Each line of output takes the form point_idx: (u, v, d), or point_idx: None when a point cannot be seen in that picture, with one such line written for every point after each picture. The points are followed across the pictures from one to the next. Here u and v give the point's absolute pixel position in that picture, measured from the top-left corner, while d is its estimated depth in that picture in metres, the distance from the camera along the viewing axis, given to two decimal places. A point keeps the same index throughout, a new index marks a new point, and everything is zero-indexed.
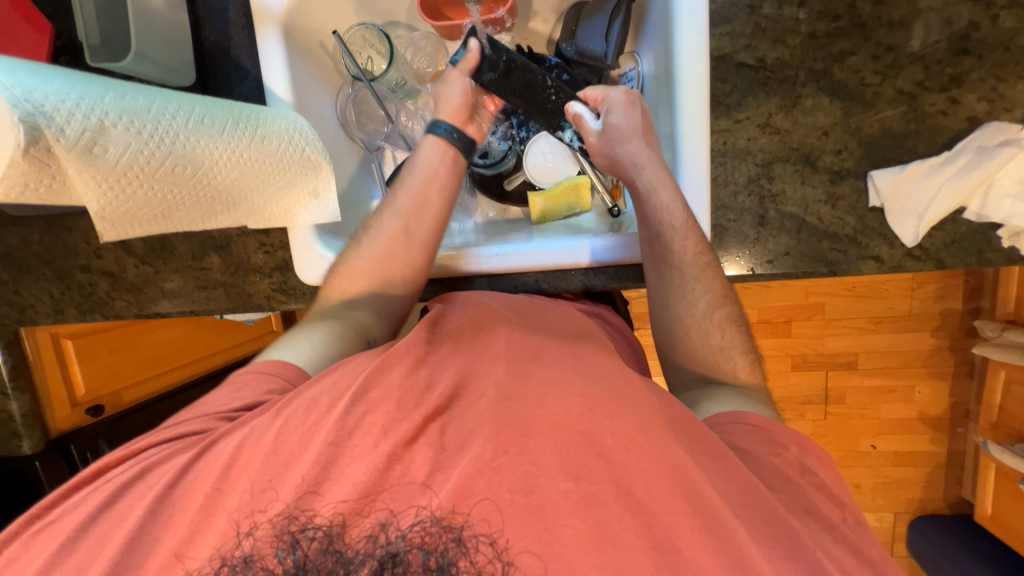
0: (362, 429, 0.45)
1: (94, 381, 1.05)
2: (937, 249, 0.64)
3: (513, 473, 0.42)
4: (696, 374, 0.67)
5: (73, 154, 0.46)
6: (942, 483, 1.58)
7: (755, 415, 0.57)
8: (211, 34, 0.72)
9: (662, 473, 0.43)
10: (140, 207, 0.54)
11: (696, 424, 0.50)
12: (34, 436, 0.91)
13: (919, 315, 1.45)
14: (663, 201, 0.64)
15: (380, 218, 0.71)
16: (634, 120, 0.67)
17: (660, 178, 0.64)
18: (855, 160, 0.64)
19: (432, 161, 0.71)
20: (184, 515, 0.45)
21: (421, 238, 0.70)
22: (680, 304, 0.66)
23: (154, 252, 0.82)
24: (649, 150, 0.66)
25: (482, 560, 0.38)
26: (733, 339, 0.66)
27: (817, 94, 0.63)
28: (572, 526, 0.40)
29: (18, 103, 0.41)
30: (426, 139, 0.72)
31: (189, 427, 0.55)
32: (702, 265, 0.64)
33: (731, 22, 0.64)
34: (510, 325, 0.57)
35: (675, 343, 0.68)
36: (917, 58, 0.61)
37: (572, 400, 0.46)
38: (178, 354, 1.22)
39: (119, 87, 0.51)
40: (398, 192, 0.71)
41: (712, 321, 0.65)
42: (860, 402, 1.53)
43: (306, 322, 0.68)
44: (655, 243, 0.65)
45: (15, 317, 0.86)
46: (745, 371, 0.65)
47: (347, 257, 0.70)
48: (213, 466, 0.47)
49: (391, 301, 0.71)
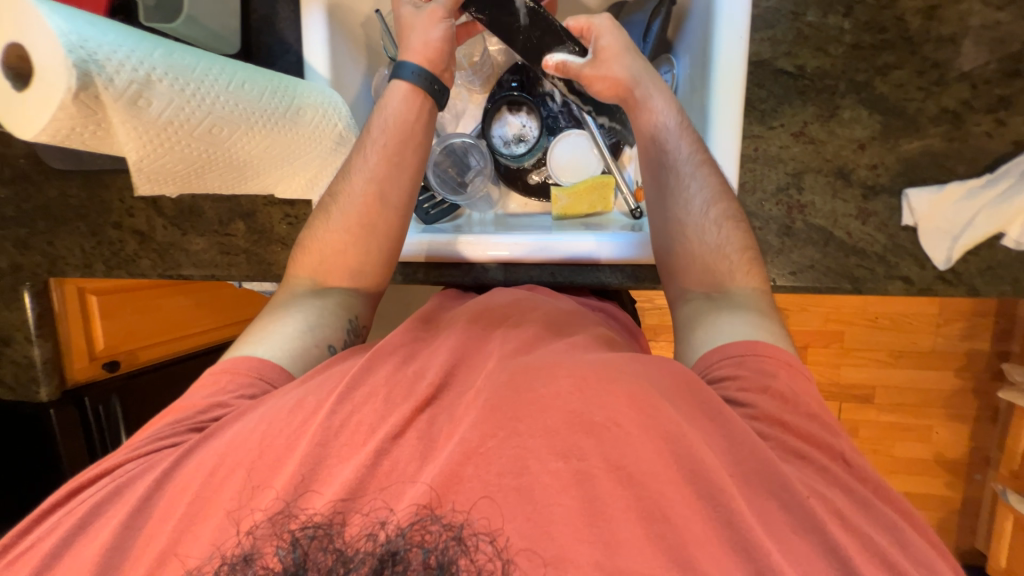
0: (349, 429, 0.45)
1: (113, 338, 1.06)
2: (971, 275, 0.61)
3: (501, 456, 0.41)
4: (701, 288, 0.62)
5: (119, 104, 0.48)
6: (954, 530, 1.51)
7: (735, 345, 0.53)
8: (259, 7, 0.74)
9: (652, 442, 0.43)
10: (176, 163, 0.56)
11: (694, 383, 0.49)
12: (52, 384, 0.96)
13: (943, 352, 1.40)
14: (658, 106, 0.66)
15: (348, 181, 0.68)
16: (622, 40, 0.67)
17: (658, 84, 0.67)
18: (890, 176, 0.62)
19: (402, 112, 0.68)
20: (189, 483, 0.46)
21: (397, 204, 0.69)
22: (675, 205, 0.64)
23: (182, 215, 0.85)
24: (640, 61, 0.67)
25: (482, 558, 0.37)
26: (733, 236, 0.61)
27: (855, 106, 0.62)
28: (561, 502, 0.39)
29: (73, 50, 0.43)
30: (394, 85, 0.69)
31: (165, 437, 0.53)
32: (696, 162, 0.63)
33: (774, 27, 0.63)
34: (508, 326, 0.58)
35: (672, 249, 0.63)
36: (964, 76, 0.60)
37: (562, 380, 0.46)
38: (194, 321, 1.23)
39: (168, 45, 0.53)
40: (367, 150, 0.68)
41: (710, 217, 0.61)
42: (873, 436, 1.48)
43: (282, 308, 0.65)
44: (650, 146, 0.66)
45: (47, 267, 0.90)
46: (741, 270, 0.60)
47: (316, 232, 0.69)
48: (206, 460, 0.47)
49: (371, 279, 0.70)
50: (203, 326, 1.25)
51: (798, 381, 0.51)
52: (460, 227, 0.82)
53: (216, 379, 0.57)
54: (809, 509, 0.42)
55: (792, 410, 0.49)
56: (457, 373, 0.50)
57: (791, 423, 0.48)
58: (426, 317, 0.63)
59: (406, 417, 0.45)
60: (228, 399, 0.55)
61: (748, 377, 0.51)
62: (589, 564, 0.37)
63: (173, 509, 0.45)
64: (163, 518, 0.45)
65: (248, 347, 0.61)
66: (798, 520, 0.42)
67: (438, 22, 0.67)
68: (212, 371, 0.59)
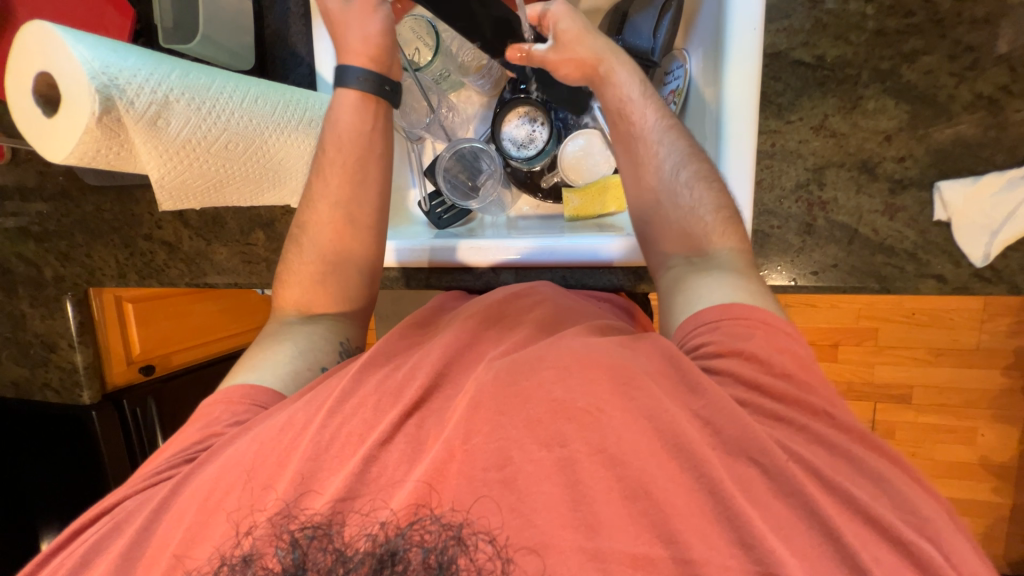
0: (340, 441, 0.46)
1: (148, 341, 1.13)
2: (1012, 272, 0.57)
3: (486, 450, 0.42)
4: (681, 250, 0.59)
5: (140, 125, 0.50)
6: (1004, 539, 1.42)
7: (708, 310, 0.52)
8: (272, 23, 0.76)
9: (637, 421, 0.43)
10: (196, 179, 0.58)
11: (676, 354, 0.49)
12: (93, 388, 1.01)
13: (988, 349, 1.31)
14: (622, 78, 0.64)
15: (313, 205, 0.68)
16: (579, 20, 0.65)
17: (620, 56, 0.65)
18: (920, 169, 0.59)
19: (352, 124, 0.66)
20: (208, 480, 0.48)
21: (367, 222, 0.70)
22: (646, 172, 0.63)
23: (207, 225, 0.88)
24: (603, 40, 0.65)
25: (481, 558, 0.38)
26: (706, 197, 0.59)
27: (880, 96, 0.59)
28: (546, 491, 0.41)
29: (95, 76, 0.45)
30: (339, 94, 0.66)
31: (167, 466, 0.55)
32: (665, 127, 0.63)
33: (789, 17, 0.61)
34: (500, 327, 0.59)
35: (649, 217, 0.62)
36: (1001, 59, 0.56)
37: (544, 371, 0.46)
38: (209, 328, 1.29)
39: (186, 66, 0.55)
40: (325, 173, 0.67)
41: (680, 180, 0.60)
42: (913, 439, 1.40)
43: (275, 338, 0.67)
44: (619, 120, 0.65)
45: (86, 278, 0.95)
46: (718, 231, 0.58)
47: (290, 261, 0.70)
48: (212, 471, 0.49)
49: (356, 300, 0.71)
50: (217, 333, 1.31)
51: (774, 340, 0.49)
52: (473, 231, 0.84)
53: (209, 411, 0.59)
54: (819, 515, 0.41)
55: (767, 371, 0.47)
56: (448, 373, 0.51)
57: (768, 385, 0.46)
58: (425, 320, 0.65)
59: (395, 423, 0.46)
60: (223, 428, 0.57)
61: (719, 340, 0.50)
62: (573, 546, 0.39)
63: (187, 500, 0.48)
64: (173, 525, 0.47)
65: (244, 375, 0.63)
66: (797, 520, 0.41)
67: (373, 13, 0.64)
68: (209, 404, 0.61)
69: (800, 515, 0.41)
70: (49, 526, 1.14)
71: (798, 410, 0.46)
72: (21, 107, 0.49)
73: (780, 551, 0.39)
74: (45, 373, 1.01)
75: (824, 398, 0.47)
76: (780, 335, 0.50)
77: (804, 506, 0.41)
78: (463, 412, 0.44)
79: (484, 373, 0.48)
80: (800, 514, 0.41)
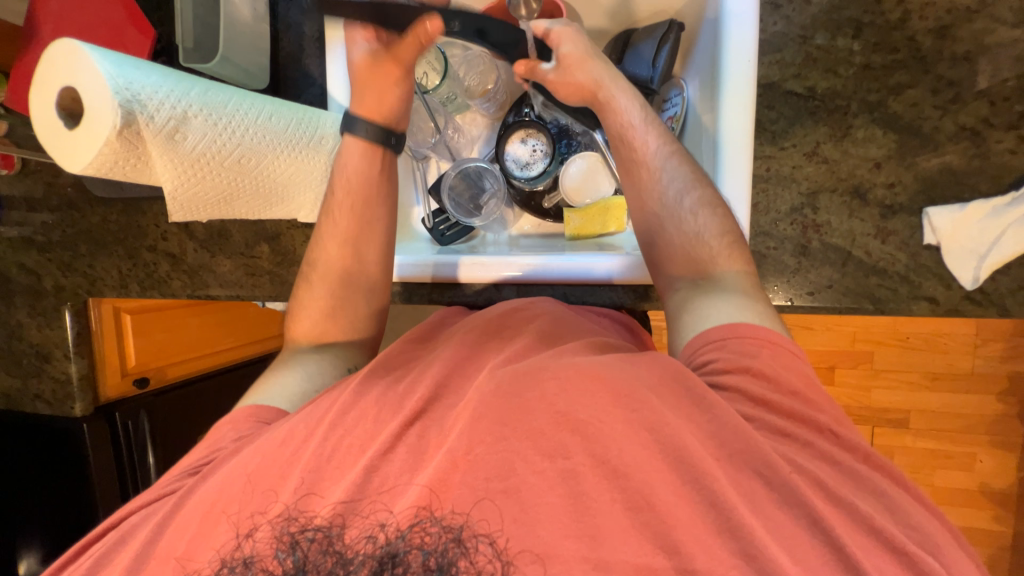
0: (342, 449, 0.47)
1: (144, 355, 1.12)
2: (1002, 295, 0.59)
3: (488, 460, 0.43)
4: (688, 273, 0.61)
5: (158, 139, 0.51)
6: (1007, 569, 1.40)
7: (718, 329, 0.53)
8: (287, 46, 0.79)
9: (638, 435, 0.44)
10: (207, 191, 0.60)
11: (683, 373, 0.48)
12: (86, 399, 1.01)
13: (982, 374, 1.32)
14: (622, 104, 0.67)
15: (324, 244, 0.72)
16: (583, 45, 0.68)
17: (620, 82, 0.68)
18: (909, 195, 0.61)
19: (357, 168, 0.71)
20: (213, 487, 0.48)
21: (373, 259, 0.73)
22: (650, 196, 0.65)
23: (212, 238, 0.89)
24: (605, 66, 0.68)
25: (482, 560, 0.39)
26: (711, 223, 0.61)
27: (869, 126, 0.62)
28: (547, 501, 0.41)
29: (119, 91, 0.47)
30: (345, 143, 0.71)
31: (167, 483, 0.54)
32: (666, 154, 0.65)
33: (782, 51, 0.64)
34: (501, 338, 0.60)
35: (652, 239, 0.65)
36: (982, 94, 0.59)
37: (546, 384, 0.46)
38: (206, 343, 1.27)
39: (205, 83, 0.57)
40: (331, 216, 0.71)
41: (685, 206, 0.62)
42: (912, 464, 1.40)
43: (286, 364, 0.70)
44: (620, 146, 0.67)
45: (87, 288, 0.95)
46: (723, 256, 0.60)
47: (301, 297, 0.74)
48: (212, 483, 0.49)
49: (364, 330, 0.74)
50: (215, 347, 1.30)
51: (781, 358, 0.50)
52: (475, 247, 0.86)
53: (220, 429, 0.60)
54: (811, 530, 0.41)
55: (776, 389, 0.48)
56: (449, 384, 0.52)
57: (777, 403, 0.47)
58: (425, 334, 0.66)
59: (397, 430, 0.47)
60: (229, 444, 0.57)
61: (728, 358, 0.50)
62: (575, 557, 0.40)
63: (190, 509, 0.48)
64: (176, 536, 0.47)
65: (253, 399, 0.64)
66: (798, 536, 0.41)
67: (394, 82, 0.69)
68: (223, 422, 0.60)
69: (798, 530, 0.41)
70: (30, 545, 1.11)
71: (803, 429, 0.47)
72: (41, 117, 0.50)
73: (776, 563, 0.39)
74: (38, 383, 0.99)
75: (821, 410, 0.48)
76: (787, 354, 0.50)
77: (800, 520, 0.42)
78: (466, 422, 0.45)
79: (487, 381, 0.48)
80: (801, 530, 0.41)
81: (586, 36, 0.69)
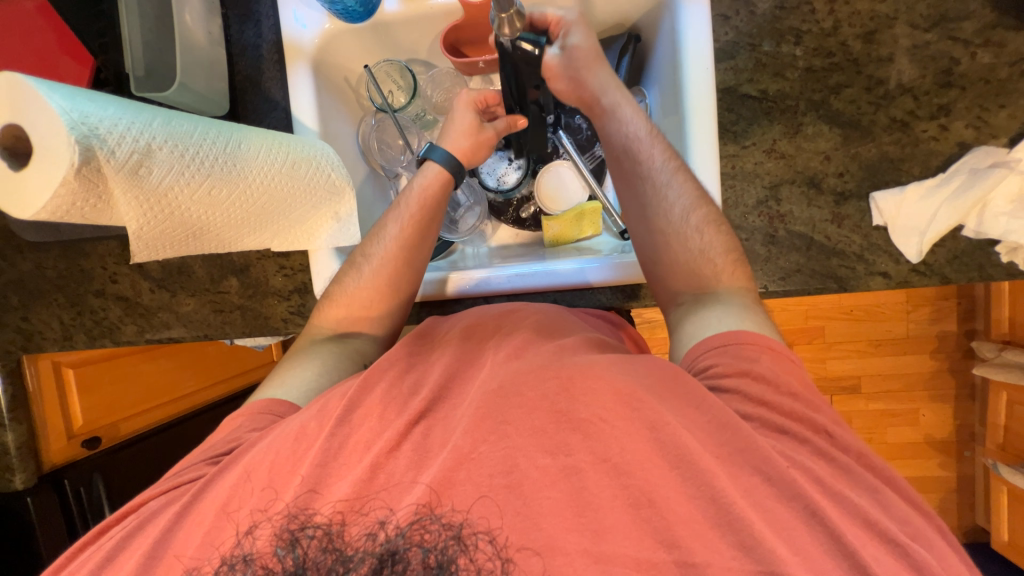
0: (348, 448, 0.47)
1: (92, 413, 1.04)
2: (941, 265, 0.67)
3: (492, 460, 0.44)
4: (686, 287, 0.64)
5: (120, 175, 0.47)
6: (955, 510, 1.55)
7: (718, 335, 0.56)
8: (244, 69, 0.76)
9: (638, 432, 0.46)
10: (174, 227, 0.55)
11: (677, 375, 0.51)
12: (28, 470, 0.90)
13: (917, 336, 1.47)
14: (626, 114, 0.70)
15: (376, 244, 0.71)
16: (592, 43, 0.70)
17: (623, 94, 0.71)
18: (856, 182, 0.68)
19: (429, 186, 0.74)
20: (196, 526, 0.46)
21: (417, 265, 0.71)
22: (656, 213, 0.66)
23: (171, 276, 0.83)
24: (610, 74, 0.71)
25: (482, 557, 0.40)
26: (715, 240, 0.63)
27: (817, 122, 0.68)
28: (551, 497, 0.42)
29: (75, 126, 0.42)
30: (426, 164, 0.75)
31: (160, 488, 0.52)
32: (671, 169, 0.66)
33: (734, 58, 0.69)
34: (499, 337, 0.59)
35: (658, 257, 0.66)
36: (906, 89, 0.67)
37: (549, 382, 0.48)
38: (166, 390, 1.19)
39: (165, 112, 0.53)
40: (390, 222, 0.72)
41: (690, 224, 0.64)
42: (867, 425, 1.53)
43: (303, 353, 0.67)
44: (623, 156, 0.69)
45: (22, 343, 0.85)
46: (726, 272, 0.62)
47: (342, 285, 0.70)
48: (201, 513, 0.46)
49: (385, 328, 0.71)
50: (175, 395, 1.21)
51: (779, 362, 0.53)
52: (456, 263, 0.85)
53: (235, 419, 0.59)
54: (791, 494, 0.44)
55: (774, 390, 0.51)
56: (450, 386, 0.52)
57: (776, 402, 0.50)
58: (423, 333, 0.64)
59: (397, 436, 0.47)
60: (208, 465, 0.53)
61: (728, 363, 0.53)
62: (578, 551, 0.41)
63: (173, 561, 0.44)
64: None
65: (269, 391, 0.63)
66: (790, 501, 0.44)
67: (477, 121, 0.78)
68: (234, 416, 0.60)
69: (786, 490, 0.44)
70: None
71: (801, 427, 0.50)
72: None
73: (756, 524, 0.42)
74: None
75: (818, 409, 0.51)
76: (784, 359, 0.54)
77: (789, 486, 0.44)
78: (466, 428, 0.45)
79: (488, 386, 0.49)
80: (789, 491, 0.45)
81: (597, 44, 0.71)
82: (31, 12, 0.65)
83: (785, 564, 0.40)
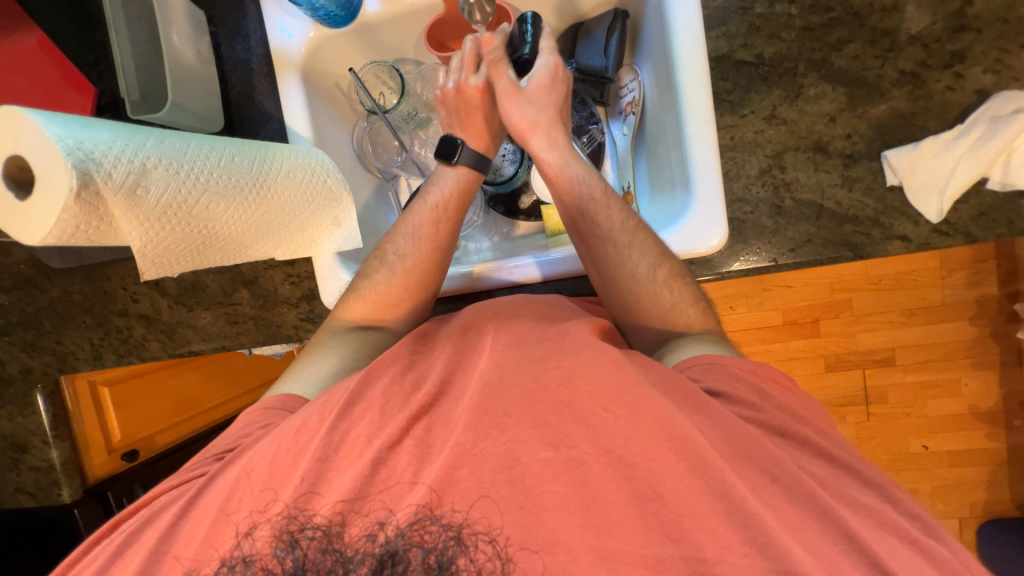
0: (348, 447, 0.47)
1: (128, 427, 1.10)
2: (965, 223, 0.62)
3: (492, 457, 0.43)
4: (658, 335, 0.64)
5: (119, 196, 0.48)
6: (1007, 484, 1.46)
7: (706, 353, 0.56)
8: (237, 85, 0.77)
9: (641, 421, 0.44)
10: (176, 244, 0.57)
11: (678, 380, 0.50)
12: (73, 484, 0.93)
13: (952, 303, 1.39)
14: (577, 175, 0.69)
15: (404, 243, 0.71)
16: (551, 92, 0.72)
17: (574, 154, 0.71)
18: (866, 143, 0.64)
19: (460, 187, 0.74)
20: (202, 531, 0.47)
21: (442, 262, 0.72)
22: (620, 272, 0.63)
23: (186, 291, 0.85)
24: (560, 129, 0.72)
25: (482, 558, 0.40)
26: (683, 294, 0.62)
27: (819, 83, 0.65)
28: (554, 490, 0.42)
29: (70, 152, 0.44)
30: (459, 167, 0.74)
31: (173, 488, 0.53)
32: (629, 230, 0.65)
33: (726, 24, 0.67)
34: (498, 321, 0.59)
35: (630, 310, 0.64)
36: (915, 39, 0.63)
37: (549, 373, 0.47)
38: (196, 403, 1.26)
39: (159, 133, 0.55)
40: (420, 220, 0.72)
41: (658, 280, 0.62)
42: (904, 400, 1.46)
43: (320, 347, 0.68)
44: (580, 216, 0.67)
45: (57, 366, 0.89)
46: (699, 320, 0.62)
47: (365, 281, 0.70)
48: (207, 515, 0.48)
49: (402, 322, 0.71)
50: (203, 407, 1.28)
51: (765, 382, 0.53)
52: (458, 259, 0.86)
53: (247, 416, 0.60)
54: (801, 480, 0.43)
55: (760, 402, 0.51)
56: (451, 385, 0.52)
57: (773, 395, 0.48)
58: (425, 333, 0.63)
59: (398, 435, 0.47)
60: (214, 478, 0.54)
61: (718, 379, 0.52)
62: (582, 546, 0.40)
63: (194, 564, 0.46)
64: None
65: (286, 386, 0.65)
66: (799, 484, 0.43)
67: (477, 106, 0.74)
68: (250, 410, 0.61)
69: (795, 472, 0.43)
70: None
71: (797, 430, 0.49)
72: None
73: (759, 510, 0.41)
74: (16, 477, 0.92)
75: None
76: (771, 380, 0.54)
77: None
78: (466, 425, 0.45)
79: (487, 379, 0.49)
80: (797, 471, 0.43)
81: (565, 100, 0.74)
82: (34, 48, 0.68)
83: (800, 565, 0.39)
